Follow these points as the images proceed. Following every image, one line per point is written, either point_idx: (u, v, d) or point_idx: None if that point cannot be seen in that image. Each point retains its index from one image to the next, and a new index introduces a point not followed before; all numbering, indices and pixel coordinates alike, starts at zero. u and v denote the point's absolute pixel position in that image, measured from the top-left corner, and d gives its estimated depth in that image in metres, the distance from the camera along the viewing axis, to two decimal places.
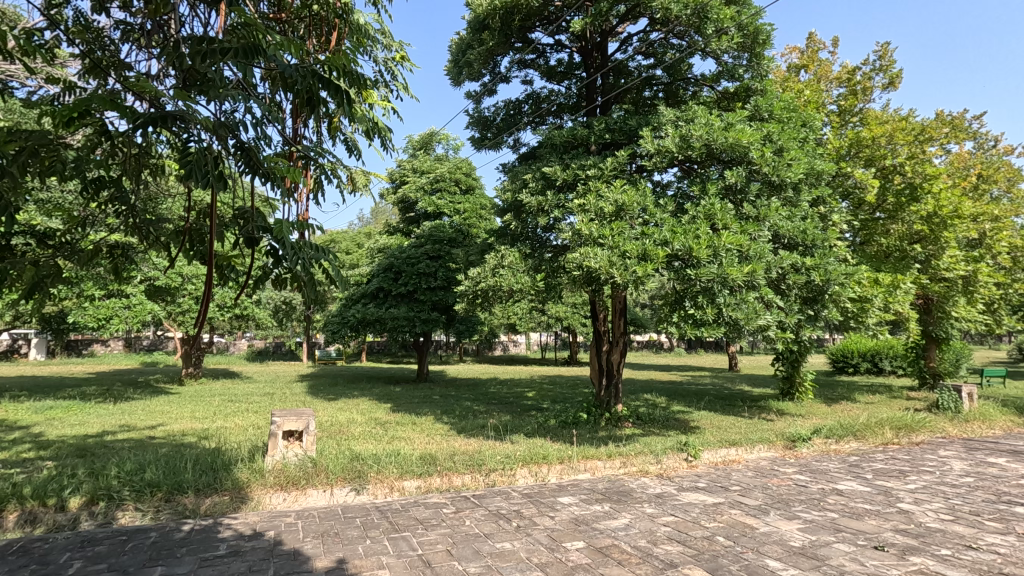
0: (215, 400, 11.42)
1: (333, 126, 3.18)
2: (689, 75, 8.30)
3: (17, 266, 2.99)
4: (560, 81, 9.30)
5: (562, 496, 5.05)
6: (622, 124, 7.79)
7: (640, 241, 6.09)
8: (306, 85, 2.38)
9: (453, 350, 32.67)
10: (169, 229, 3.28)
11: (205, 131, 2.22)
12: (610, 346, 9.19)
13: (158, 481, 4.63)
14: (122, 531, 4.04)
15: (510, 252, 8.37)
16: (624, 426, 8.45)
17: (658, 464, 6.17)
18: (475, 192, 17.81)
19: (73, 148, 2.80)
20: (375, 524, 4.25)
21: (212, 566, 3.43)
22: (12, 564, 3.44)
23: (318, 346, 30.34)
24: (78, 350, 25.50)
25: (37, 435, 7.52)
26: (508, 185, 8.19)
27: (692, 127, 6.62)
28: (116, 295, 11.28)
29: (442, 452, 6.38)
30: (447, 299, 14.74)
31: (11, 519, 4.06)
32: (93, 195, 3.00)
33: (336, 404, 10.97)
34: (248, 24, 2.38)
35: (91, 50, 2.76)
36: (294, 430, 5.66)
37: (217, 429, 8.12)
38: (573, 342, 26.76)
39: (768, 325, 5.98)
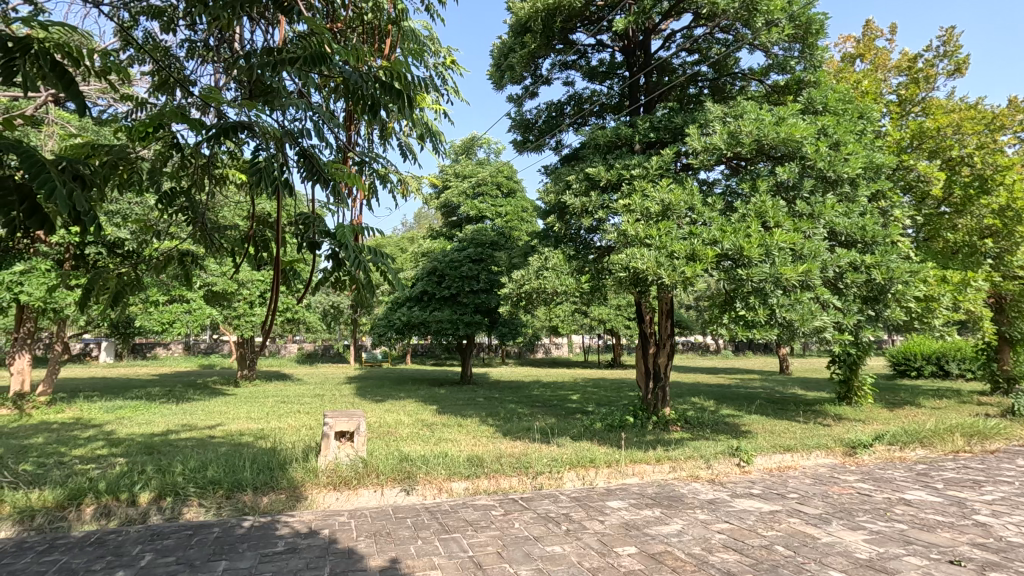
0: (269, 400, 11.83)
1: (385, 133, 3.27)
2: (736, 70, 8.09)
3: (100, 277, 3.19)
4: (602, 81, 9.22)
5: (612, 501, 4.99)
6: (668, 122, 7.64)
7: (688, 241, 5.95)
8: (369, 91, 2.44)
9: (495, 353, 32.84)
10: (234, 236, 3.41)
11: (269, 137, 2.30)
12: (656, 348, 9.02)
13: (220, 479, 4.81)
14: (188, 526, 4.23)
15: (553, 254, 8.35)
16: (671, 430, 8.26)
17: (709, 469, 6.01)
18: (516, 195, 17.93)
19: (148, 161, 2.95)
20: (426, 525, 4.31)
21: (271, 563, 3.54)
22: (90, 555, 3.65)
23: (364, 349, 31.10)
24: (143, 353, 26.98)
25: (109, 433, 7.97)
26: (551, 186, 8.13)
27: (742, 122, 6.41)
28: (177, 301, 11.81)
29: (489, 454, 6.42)
30: (489, 302, 14.86)
31: (88, 512, 4.30)
32: (165, 206, 3.16)
33: (384, 406, 11.20)
34: (314, 33, 2.45)
35: (161, 68, 2.91)
36: (346, 431, 5.81)
37: (271, 429, 8.39)
38: (617, 345, 26.47)
39: (825, 326, 5.71)
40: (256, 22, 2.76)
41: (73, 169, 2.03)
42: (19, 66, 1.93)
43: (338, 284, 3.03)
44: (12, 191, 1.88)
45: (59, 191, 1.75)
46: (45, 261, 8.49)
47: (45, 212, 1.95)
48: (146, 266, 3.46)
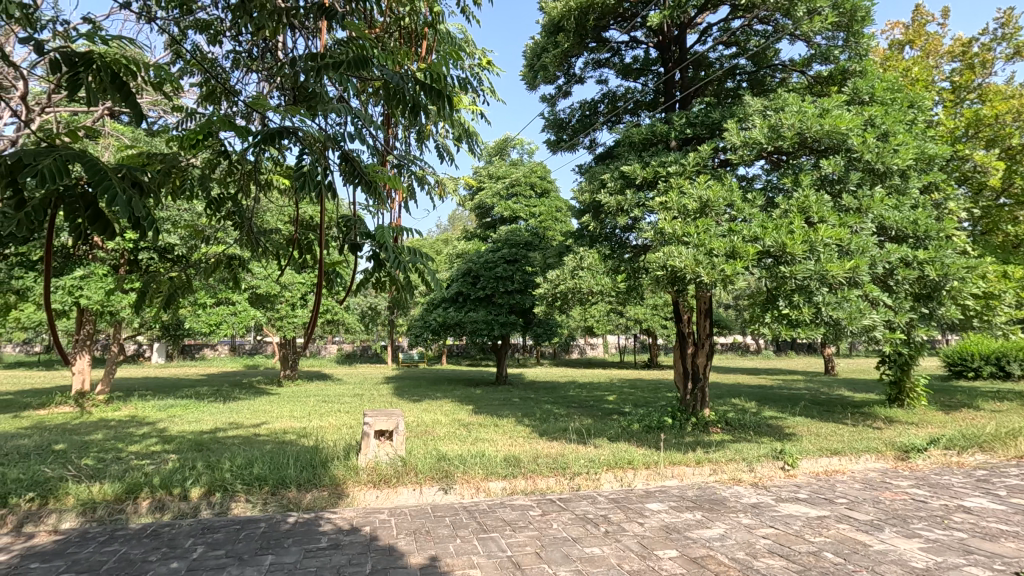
0: (310, 400, 12.14)
1: (422, 135, 3.31)
2: (776, 61, 7.85)
3: (155, 280, 3.33)
4: (636, 78, 9.11)
5: (651, 503, 4.91)
6: (704, 117, 7.47)
7: (728, 238, 5.80)
8: (411, 93, 2.46)
9: (530, 353, 32.83)
10: (279, 240, 3.50)
11: (312, 141, 2.34)
12: (695, 348, 8.85)
13: (265, 476, 4.96)
14: (236, 521, 4.38)
15: (589, 253, 8.28)
16: (712, 432, 8.08)
17: (752, 473, 5.85)
18: (550, 195, 17.87)
19: (197, 168, 3.06)
20: (464, 523, 4.33)
21: (315, 558, 3.63)
22: (146, 547, 3.82)
23: (401, 349, 31.59)
24: (192, 353, 28.15)
25: (162, 430, 8.35)
26: (586, 185, 8.08)
27: (783, 115, 6.21)
28: (223, 304, 12.25)
29: (526, 455, 6.40)
30: (524, 302, 14.89)
31: (143, 505, 4.49)
32: (214, 211, 3.28)
33: (421, 405, 11.33)
34: (358, 37, 2.49)
35: (208, 80, 3.02)
36: (385, 429, 5.89)
37: (313, 428, 8.61)
38: (654, 345, 26.08)
39: (875, 325, 5.48)
40: (299, 31, 2.83)
41: (133, 176, 2.11)
42: (83, 79, 2.04)
43: (379, 285, 3.06)
44: (78, 197, 1.99)
45: (122, 198, 1.84)
46: (101, 267, 8.93)
47: (108, 218, 2.04)
48: (197, 270, 3.59)
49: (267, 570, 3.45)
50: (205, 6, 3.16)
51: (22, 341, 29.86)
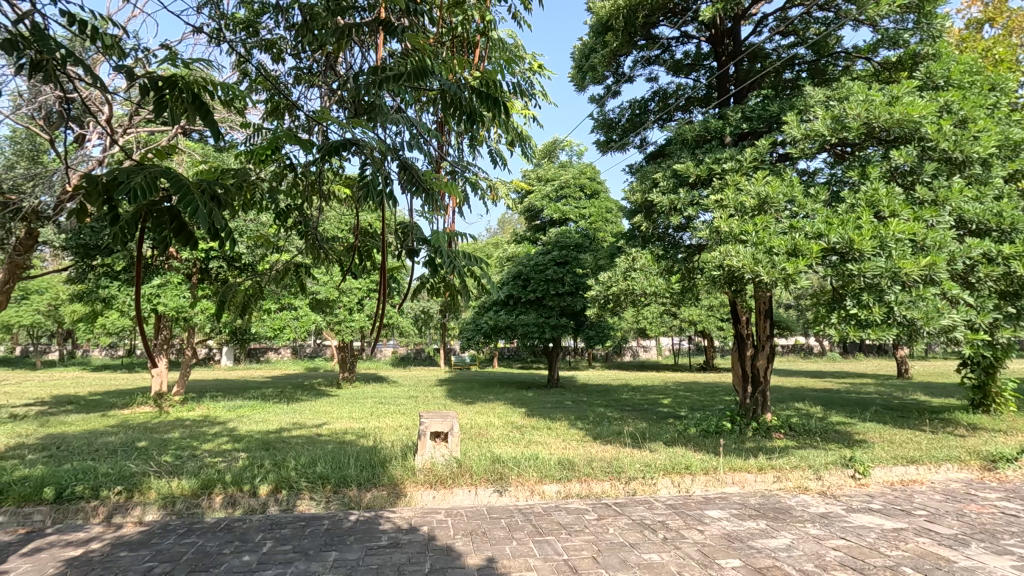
0: (368, 402, 12.49)
1: (475, 140, 3.37)
2: (838, 49, 7.49)
3: (229, 289, 3.54)
4: (688, 74, 8.91)
5: (711, 510, 4.77)
6: (762, 111, 7.21)
7: (789, 235, 5.55)
8: (468, 100, 2.51)
9: (582, 357, 32.62)
10: (341, 247, 3.63)
11: (373, 152, 2.39)
12: (755, 350, 8.53)
13: (327, 475, 5.13)
14: (302, 518, 4.57)
15: (641, 254, 8.13)
16: (774, 437, 7.75)
17: (819, 481, 5.57)
18: (600, 196, 17.67)
19: (266, 180, 3.21)
20: (520, 526, 4.35)
21: (376, 555, 3.74)
22: (221, 540, 4.04)
23: (453, 353, 32.05)
24: (257, 357, 29.61)
25: (232, 429, 8.82)
26: (637, 185, 7.96)
27: (848, 105, 5.91)
28: (286, 309, 12.80)
29: (580, 458, 6.34)
30: (575, 304, 14.82)
31: (217, 500, 4.75)
32: (281, 222, 3.44)
33: (475, 408, 11.44)
34: (417, 49, 2.56)
35: (274, 97, 3.19)
36: (440, 431, 5.99)
37: (372, 428, 8.89)
38: (710, 347, 25.30)
39: (955, 326, 5.10)
40: (358, 46, 2.94)
41: (212, 191, 2.23)
42: (167, 102, 2.17)
43: (435, 290, 3.13)
44: (164, 211, 2.15)
45: (204, 212, 1.96)
46: (176, 275, 9.51)
47: (190, 231, 2.17)
48: (265, 278, 3.77)
49: (331, 566, 3.57)
50: (267, 26, 3.32)
51: (108, 345, 32.26)
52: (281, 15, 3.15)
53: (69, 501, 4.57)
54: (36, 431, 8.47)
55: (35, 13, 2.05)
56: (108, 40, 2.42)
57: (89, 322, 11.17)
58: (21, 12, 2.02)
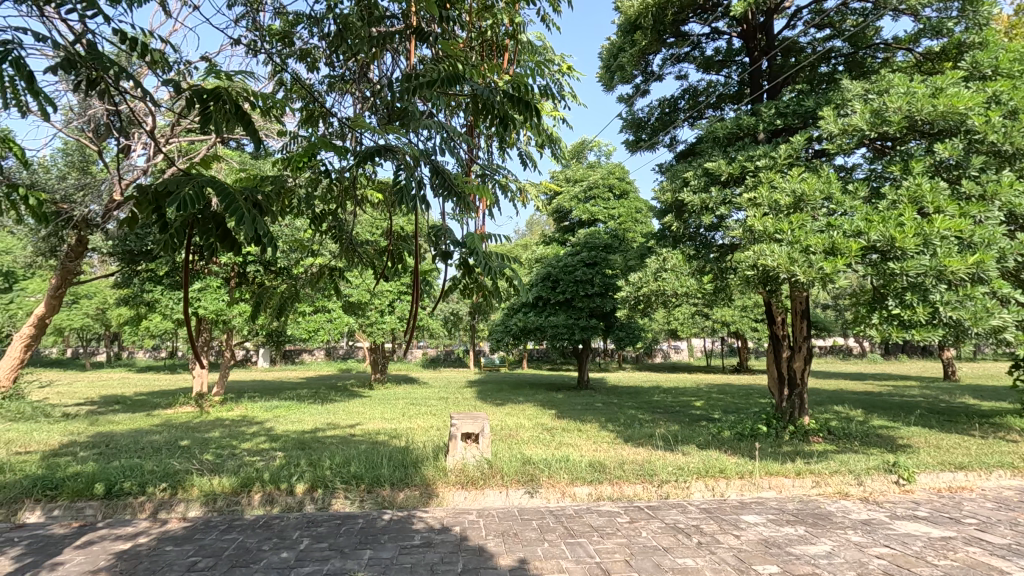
0: (400, 403, 12.66)
1: (504, 143, 3.39)
2: (877, 40, 7.26)
3: (267, 291, 3.65)
4: (719, 71, 8.77)
5: (747, 515, 4.67)
6: (796, 106, 7.03)
7: (827, 234, 5.40)
8: (500, 104, 2.52)
9: (612, 358, 32.36)
10: (373, 250, 3.69)
11: (407, 157, 2.41)
12: (791, 352, 8.31)
13: (361, 475, 5.21)
14: (337, 516, 4.66)
15: (672, 254, 8.02)
16: (812, 442, 7.53)
17: (860, 487, 5.40)
18: (629, 195, 17.51)
19: (302, 187, 3.29)
20: (551, 528, 4.34)
21: (410, 554, 3.79)
22: (260, 536, 4.16)
23: (483, 354, 32.22)
24: (293, 358, 30.37)
25: (269, 429, 9.05)
26: (667, 185, 7.87)
27: (888, 98, 5.71)
28: (320, 311, 13.07)
29: (612, 460, 6.29)
30: (605, 306, 14.73)
31: (256, 497, 4.88)
32: (317, 226, 3.52)
33: (505, 409, 11.47)
34: (449, 54, 2.59)
35: (309, 105, 3.27)
36: (471, 432, 6.02)
37: (404, 429, 9.01)
38: (744, 348, 24.77)
39: (1006, 326, 4.88)
40: (391, 53, 2.99)
41: (254, 199, 2.31)
42: (212, 114, 2.24)
43: (467, 291, 3.15)
44: (210, 219, 2.22)
45: (248, 219, 2.03)
46: (216, 279, 9.83)
47: (234, 237, 2.24)
48: (301, 281, 3.88)
49: (366, 563, 3.64)
50: (302, 36, 3.41)
51: (152, 347, 33.56)
52: (315, 25, 3.23)
53: (118, 496, 4.77)
54: (87, 429, 8.86)
55: (89, 33, 2.17)
56: (156, 55, 2.54)
57: (134, 325, 11.63)
58: (78, 32, 2.14)
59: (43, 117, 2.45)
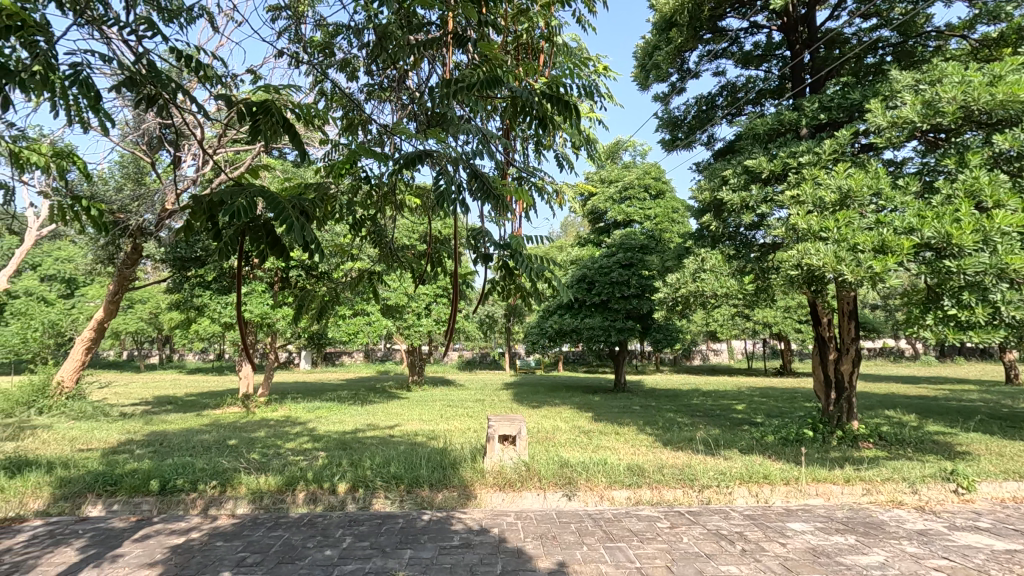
0: (437, 404, 12.81)
1: (541, 145, 3.39)
2: (928, 28, 6.94)
3: (310, 294, 3.76)
4: (759, 66, 8.54)
5: (793, 522, 4.53)
6: (841, 99, 6.78)
7: (876, 231, 5.17)
8: (539, 106, 2.51)
9: (649, 360, 31.94)
10: (412, 253, 3.75)
11: (447, 161, 2.42)
12: (838, 354, 8.02)
13: (401, 475, 5.29)
14: (378, 515, 4.75)
15: (711, 254, 7.85)
16: (862, 448, 7.24)
17: (915, 495, 5.16)
18: (666, 195, 17.24)
19: (343, 194, 3.36)
20: (590, 531, 4.31)
21: (450, 555, 3.83)
22: (305, 534, 4.28)
23: (518, 356, 32.39)
24: (333, 360, 31.21)
25: (312, 429, 9.31)
26: (705, 184, 7.72)
27: (941, 88, 5.44)
28: (360, 314, 13.34)
29: (651, 464, 6.19)
30: (642, 307, 14.54)
31: (301, 496, 5.02)
32: (357, 231, 3.60)
33: (541, 411, 11.46)
34: (488, 59, 2.59)
35: (349, 113, 3.34)
36: (509, 434, 6.03)
37: (442, 430, 9.10)
38: (787, 350, 24.03)
39: None
40: (428, 60, 3.03)
41: (301, 207, 2.38)
42: (260, 125, 2.32)
43: (507, 293, 3.17)
44: (260, 226, 2.30)
45: (298, 227, 2.11)
46: (261, 284, 10.18)
47: (282, 244, 2.32)
48: (342, 285, 3.98)
49: (407, 563, 3.69)
50: (342, 46, 3.49)
51: (201, 351, 35.11)
52: (355, 35, 3.31)
53: (172, 493, 4.99)
54: (143, 428, 9.28)
55: (149, 52, 2.28)
56: (207, 70, 2.65)
57: (185, 328, 12.13)
58: (138, 52, 2.26)
59: (105, 132, 2.59)
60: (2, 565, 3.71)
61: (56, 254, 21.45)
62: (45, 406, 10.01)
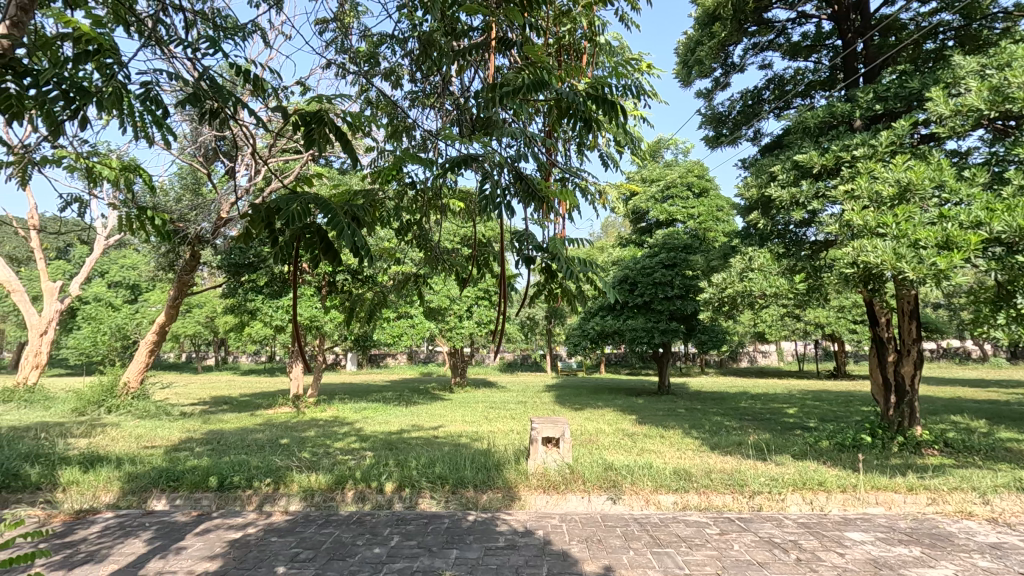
0: (480, 406, 12.90)
1: (585, 146, 3.36)
2: (994, 10, 6.54)
3: (360, 298, 3.86)
4: (808, 57, 8.25)
5: (852, 532, 4.34)
6: (899, 88, 6.47)
7: (939, 226, 4.90)
8: (585, 105, 2.47)
9: (694, 362, 31.24)
10: (457, 256, 3.78)
11: (493, 164, 2.41)
12: (898, 356, 7.62)
13: (446, 475, 5.35)
14: (424, 515, 4.83)
15: (759, 253, 7.61)
16: (926, 455, 6.86)
17: (987, 506, 4.85)
18: (710, 193, 16.82)
19: (390, 199, 3.42)
20: (637, 536, 4.24)
21: (496, 555, 3.85)
22: (354, 532, 4.39)
23: (559, 357, 32.32)
24: (378, 361, 31.99)
25: (359, 430, 9.54)
26: (752, 180, 7.51)
27: (1011, 72, 5.11)
28: (403, 317, 13.59)
29: (698, 469, 6.04)
30: (686, 308, 14.28)
31: (349, 494, 5.15)
32: (403, 236, 3.66)
33: (584, 414, 11.39)
34: (534, 61, 2.57)
35: (394, 120, 3.42)
36: (552, 436, 6.01)
37: (485, 432, 9.17)
38: (840, 352, 23.03)
39: None
40: (472, 65, 3.05)
41: (352, 212, 2.43)
42: (314, 134, 2.38)
43: (552, 296, 3.15)
44: (314, 233, 2.36)
45: (348, 231, 2.16)
46: (310, 288, 10.53)
47: (334, 249, 2.37)
48: (388, 288, 4.05)
49: (453, 563, 3.73)
50: (386, 55, 3.57)
51: (253, 353, 36.62)
52: (399, 44, 3.38)
53: (229, 489, 5.21)
54: (201, 427, 9.74)
55: (209, 68, 2.38)
56: (261, 83, 2.75)
57: (239, 331, 12.66)
58: (200, 68, 2.35)
59: (167, 145, 2.73)
60: (78, 554, 3.95)
61: (122, 262, 22.80)
62: (113, 406, 10.64)
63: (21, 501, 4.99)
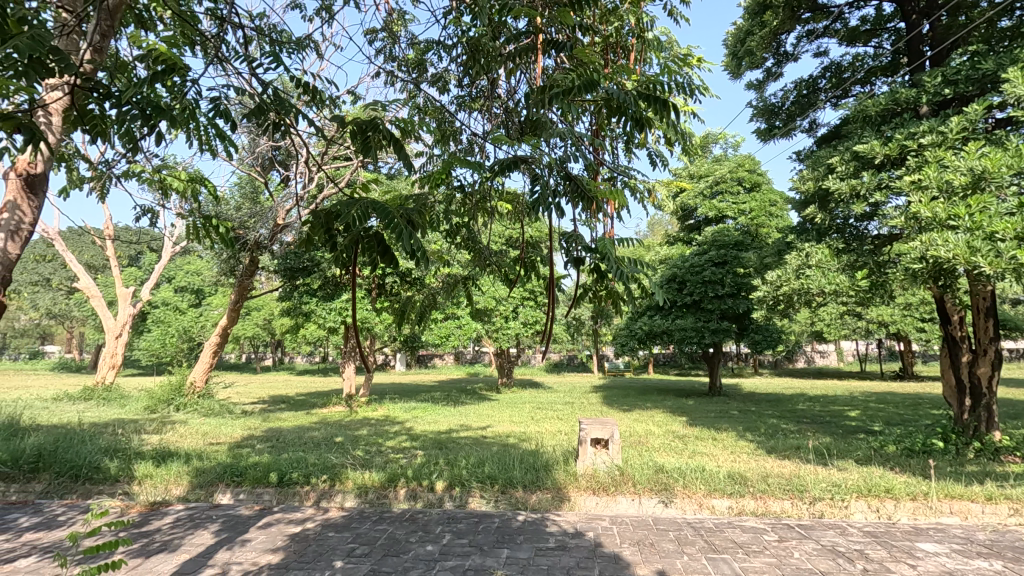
0: (527, 406, 12.94)
1: (634, 144, 3.31)
2: None
3: (410, 300, 3.92)
4: (867, 42, 7.86)
5: (924, 542, 4.09)
6: (971, 70, 6.05)
7: (1018, 217, 4.57)
8: (635, 105, 2.44)
9: (746, 362, 30.27)
10: (506, 257, 3.79)
11: (542, 166, 2.40)
12: (973, 356, 7.15)
13: (495, 475, 5.37)
14: (474, 514, 4.88)
15: (817, 249, 7.29)
16: (1006, 461, 6.39)
17: None
18: (762, 187, 16.21)
19: (440, 203, 3.46)
20: (691, 540, 4.15)
21: (547, 556, 3.85)
22: (407, 529, 4.48)
23: (605, 358, 32.00)
24: (426, 362, 32.61)
25: (409, 429, 9.74)
26: (808, 173, 7.21)
27: None
28: (450, 318, 13.78)
29: (754, 473, 5.84)
30: (738, 307, 13.87)
31: (401, 492, 5.25)
32: (452, 238, 3.69)
33: (633, 415, 11.23)
34: (583, 61, 2.55)
35: (442, 124, 3.46)
36: (601, 438, 5.95)
37: (533, 432, 9.19)
38: (907, 352, 21.76)
39: None
40: (520, 67, 3.05)
41: (408, 216, 2.48)
42: (371, 141, 2.44)
43: (603, 296, 3.11)
44: (372, 236, 2.42)
45: (405, 234, 2.22)
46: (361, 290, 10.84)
47: (392, 252, 2.42)
48: (438, 291, 4.11)
49: (505, 563, 3.75)
50: (433, 61, 3.62)
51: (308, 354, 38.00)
52: (446, 49, 3.42)
53: (289, 485, 5.42)
54: (261, 425, 10.19)
55: (272, 81, 2.48)
56: (317, 94, 2.85)
57: (294, 333, 13.16)
58: (264, 80, 2.46)
59: (230, 156, 2.86)
60: (154, 543, 4.20)
61: (187, 268, 24.11)
62: (181, 404, 11.27)
63: (102, 492, 5.35)
